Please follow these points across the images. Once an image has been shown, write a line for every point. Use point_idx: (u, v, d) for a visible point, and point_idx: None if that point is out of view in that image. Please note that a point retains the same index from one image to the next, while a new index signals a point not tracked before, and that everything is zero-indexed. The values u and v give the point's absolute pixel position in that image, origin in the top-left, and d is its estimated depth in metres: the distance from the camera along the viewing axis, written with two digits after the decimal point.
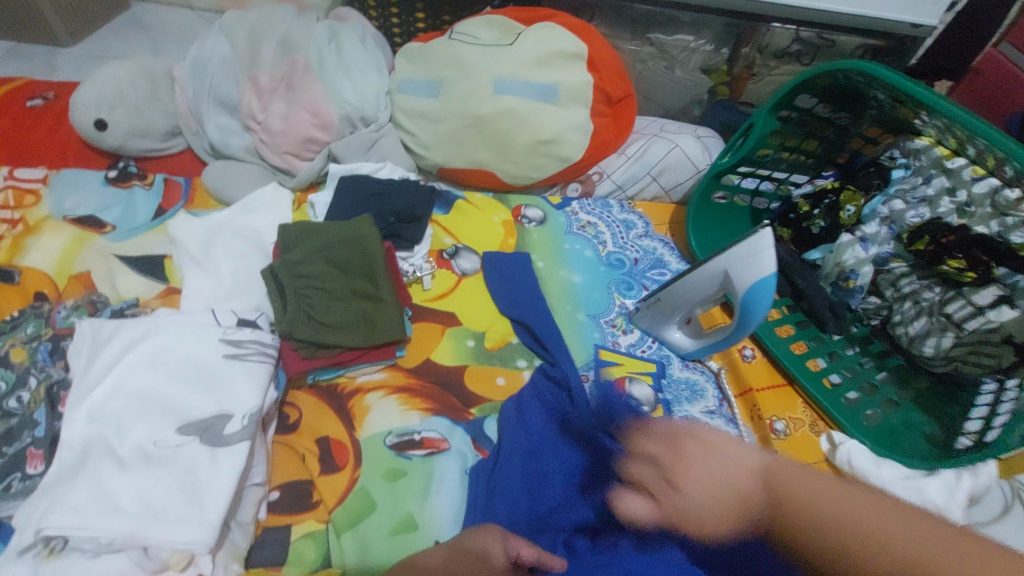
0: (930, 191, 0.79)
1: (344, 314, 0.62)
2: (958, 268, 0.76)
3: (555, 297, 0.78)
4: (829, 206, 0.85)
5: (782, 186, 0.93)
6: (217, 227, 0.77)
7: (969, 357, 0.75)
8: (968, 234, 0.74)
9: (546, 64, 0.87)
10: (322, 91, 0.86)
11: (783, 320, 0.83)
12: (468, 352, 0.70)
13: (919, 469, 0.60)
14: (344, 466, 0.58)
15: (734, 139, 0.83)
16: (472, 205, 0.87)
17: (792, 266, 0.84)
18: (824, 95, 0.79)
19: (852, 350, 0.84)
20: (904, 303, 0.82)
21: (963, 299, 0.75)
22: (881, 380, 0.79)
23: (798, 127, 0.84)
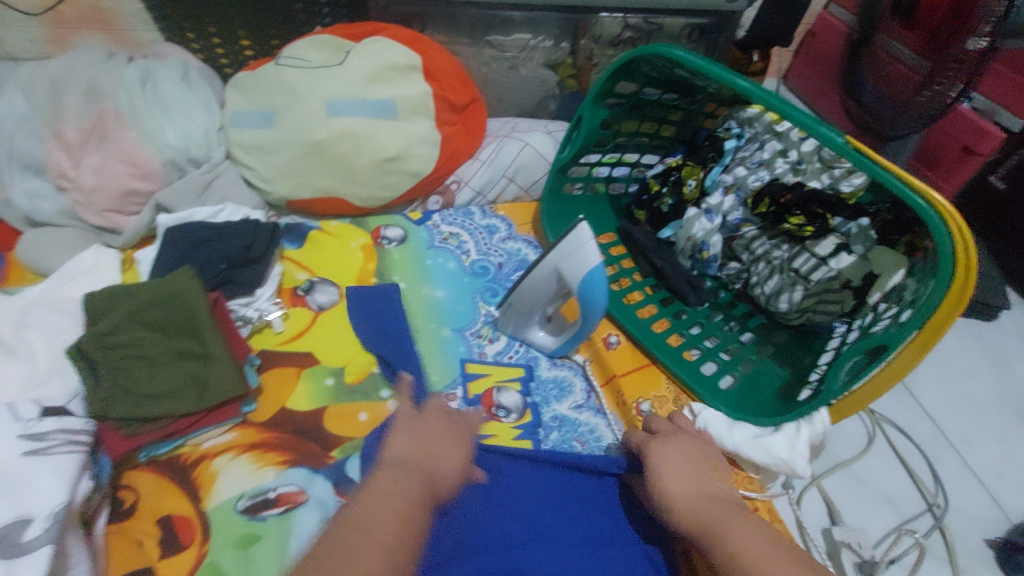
0: (766, 154, 0.85)
1: (169, 381, 0.58)
2: (798, 224, 0.81)
3: (418, 316, 0.76)
4: (674, 181, 0.89)
5: (637, 168, 0.96)
6: (29, 305, 0.69)
7: (818, 306, 0.79)
8: (802, 191, 0.80)
9: (379, 80, 0.85)
10: (139, 138, 0.79)
11: (645, 301, 0.85)
12: (326, 392, 0.67)
13: (767, 426, 0.63)
14: (189, 544, 0.54)
15: (568, 132, 0.84)
16: (327, 234, 0.84)
17: (649, 247, 0.87)
18: (650, 81, 0.81)
19: (718, 316, 0.87)
20: (759, 264, 0.85)
21: (808, 253, 0.81)
22: (745, 341, 0.83)
23: (634, 113, 0.85)
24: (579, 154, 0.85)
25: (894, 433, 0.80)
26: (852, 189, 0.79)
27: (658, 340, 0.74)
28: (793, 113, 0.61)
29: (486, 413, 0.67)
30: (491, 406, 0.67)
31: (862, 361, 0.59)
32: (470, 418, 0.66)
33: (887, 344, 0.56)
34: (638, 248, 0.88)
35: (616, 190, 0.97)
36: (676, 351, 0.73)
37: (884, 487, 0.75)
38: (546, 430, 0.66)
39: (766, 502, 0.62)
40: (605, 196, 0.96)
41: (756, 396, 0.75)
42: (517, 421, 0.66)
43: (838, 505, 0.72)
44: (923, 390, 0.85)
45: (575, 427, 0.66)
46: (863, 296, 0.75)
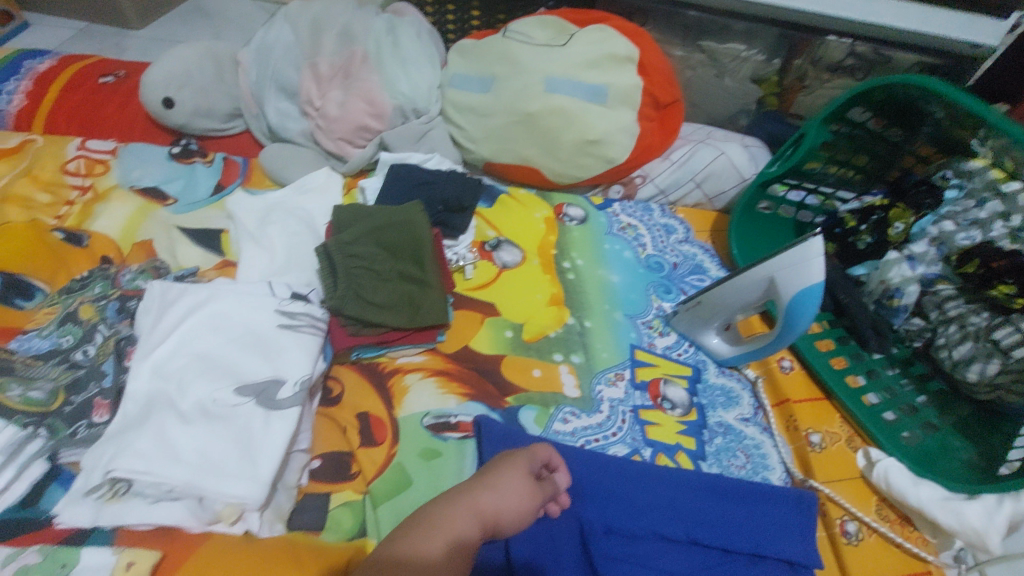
0: (982, 214, 0.76)
1: (391, 296, 0.65)
2: (1008, 294, 0.72)
3: (593, 295, 0.78)
4: (876, 221, 0.85)
5: (828, 201, 0.92)
6: (272, 205, 0.80)
7: (1016, 387, 0.71)
8: (1021, 260, 0.71)
9: (596, 66, 0.88)
10: (379, 81, 0.89)
11: (823, 334, 0.82)
12: (505, 342, 0.71)
13: (959, 492, 0.60)
14: (382, 441, 0.60)
15: (783, 148, 0.84)
16: (514, 199, 0.88)
17: (835, 281, 0.84)
18: (881, 109, 0.79)
19: (892, 370, 0.81)
20: (949, 326, 0.78)
21: (1013, 326, 0.71)
22: (920, 403, 0.77)
23: (851, 142, 0.84)
24: (785, 173, 0.84)
25: None
26: None
27: (836, 375, 0.71)
28: None
29: (651, 401, 0.68)
30: (656, 395, 0.68)
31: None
32: (636, 401, 0.68)
33: None
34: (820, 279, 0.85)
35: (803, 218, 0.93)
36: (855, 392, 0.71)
37: None
38: (710, 433, 0.66)
39: (940, 569, 0.58)
40: (790, 223, 0.92)
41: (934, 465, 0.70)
42: (681, 416, 0.67)
43: None
44: None
45: (739, 438, 0.66)
46: None
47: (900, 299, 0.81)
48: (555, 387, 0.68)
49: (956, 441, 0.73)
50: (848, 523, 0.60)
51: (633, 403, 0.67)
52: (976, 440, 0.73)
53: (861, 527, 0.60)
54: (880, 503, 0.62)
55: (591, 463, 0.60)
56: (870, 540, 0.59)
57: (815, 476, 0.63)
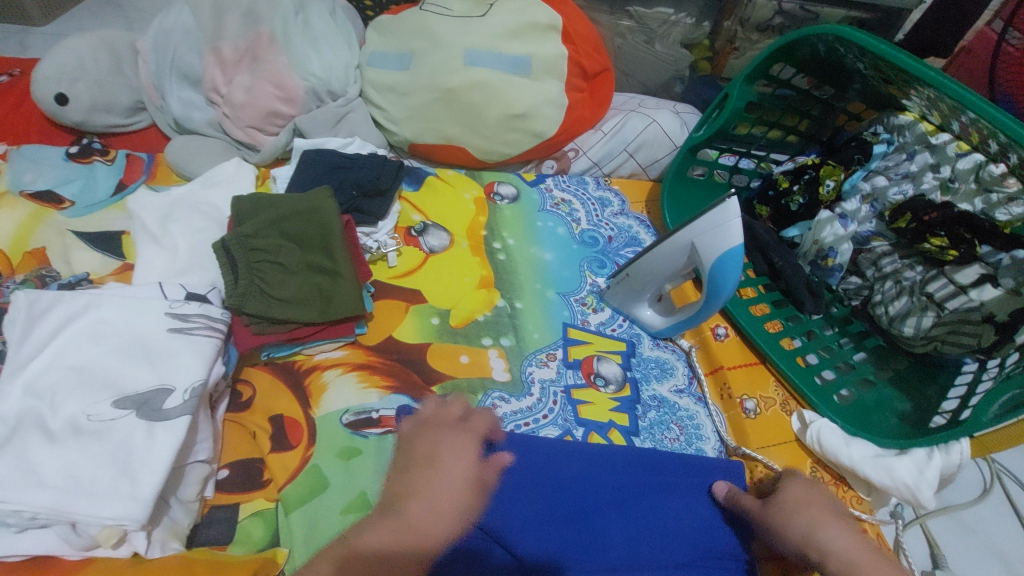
0: (913, 167, 0.77)
1: (298, 288, 0.61)
2: (940, 246, 0.73)
3: (524, 274, 0.76)
4: (808, 180, 0.82)
5: (762, 163, 0.90)
6: (176, 201, 0.74)
7: (949, 338, 0.71)
8: (951, 211, 0.72)
9: (518, 36, 0.84)
10: (287, 63, 0.83)
11: (759, 298, 0.81)
12: (432, 330, 0.68)
13: (891, 448, 0.59)
14: (297, 444, 0.56)
15: (709, 111, 0.81)
16: (442, 181, 0.85)
17: (770, 244, 0.82)
18: (805, 66, 0.77)
19: (830, 330, 0.81)
20: (885, 282, 0.78)
21: (945, 278, 0.73)
22: (858, 360, 0.77)
23: (778, 102, 0.82)
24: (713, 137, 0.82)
25: (1015, 488, 0.73)
26: (1010, 217, 0.70)
27: (769, 339, 0.70)
28: (982, 108, 0.56)
29: (583, 379, 0.65)
30: (589, 373, 0.66)
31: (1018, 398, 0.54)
32: (568, 381, 0.65)
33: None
34: (757, 245, 0.83)
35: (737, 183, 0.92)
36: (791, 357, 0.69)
37: (996, 540, 0.68)
38: (644, 408, 0.64)
39: (874, 526, 0.58)
40: (725, 187, 0.90)
41: (871, 421, 0.69)
42: (615, 393, 0.65)
43: (943, 548, 0.67)
44: None
45: (673, 411, 0.64)
46: (1009, 334, 0.66)
47: (835, 259, 0.80)
48: (484, 372, 0.65)
49: (893, 394, 0.73)
50: None
51: (565, 383, 0.65)
52: (911, 392, 0.73)
53: None
54: (814, 465, 0.62)
55: (519, 448, 0.57)
56: None
57: (750, 443, 0.62)
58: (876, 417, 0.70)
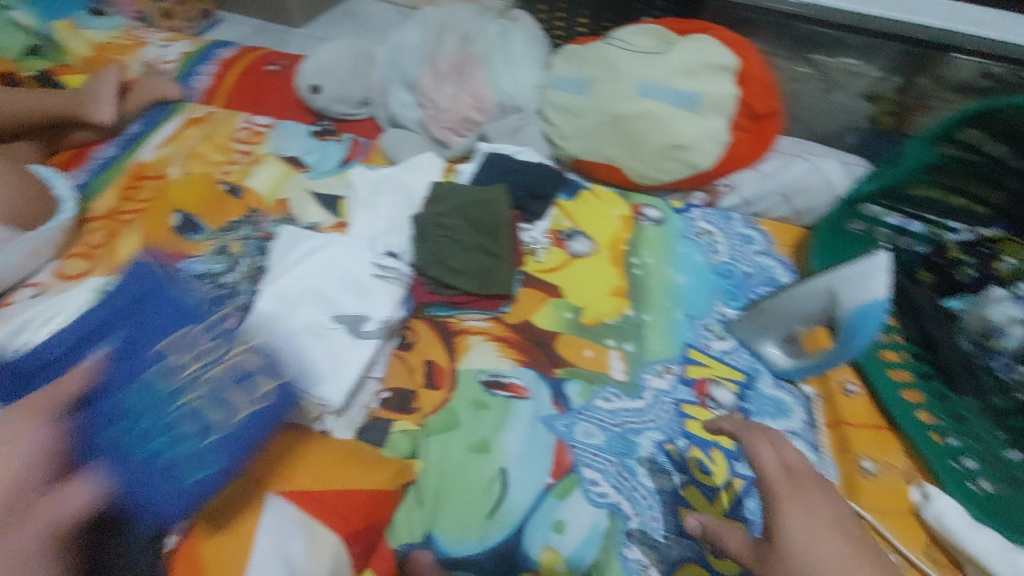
0: None
1: (467, 263, 0.74)
2: None
3: (657, 293, 0.81)
4: (985, 255, 0.78)
5: (936, 228, 0.82)
6: (383, 179, 0.93)
7: None
8: None
9: (691, 74, 0.91)
10: (485, 79, 1.00)
11: (901, 364, 0.76)
12: (564, 322, 0.77)
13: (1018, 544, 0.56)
14: (440, 386, 0.69)
15: (877, 167, 0.81)
16: (596, 196, 0.94)
17: (927, 313, 0.76)
18: (1005, 137, 0.72)
19: (988, 420, 0.70)
20: None
21: None
22: (1015, 458, 0.66)
23: (961, 167, 0.77)
24: (879, 193, 0.82)
25: None
26: None
27: (903, 406, 0.68)
28: None
29: (696, 397, 0.70)
30: (702, 393, 0.70)
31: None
32: (680, 395, 0.70)
33: None
34: (912, 310, 0.78)
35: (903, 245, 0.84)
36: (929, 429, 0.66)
37: None
38: None
39: None
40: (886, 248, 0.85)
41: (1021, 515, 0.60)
42: (723, 416, 0.68)
43: None
44: None
45: None
46: None
47: (999, 337, 0.73)
48: (602, 367, 0.72)
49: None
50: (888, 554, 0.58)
51: (676, 396, 0.70)
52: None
53: (901, 561, 0.58)
54: (928, 543, 0.60)
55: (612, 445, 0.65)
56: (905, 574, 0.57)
57: (857, 500, 0.62)
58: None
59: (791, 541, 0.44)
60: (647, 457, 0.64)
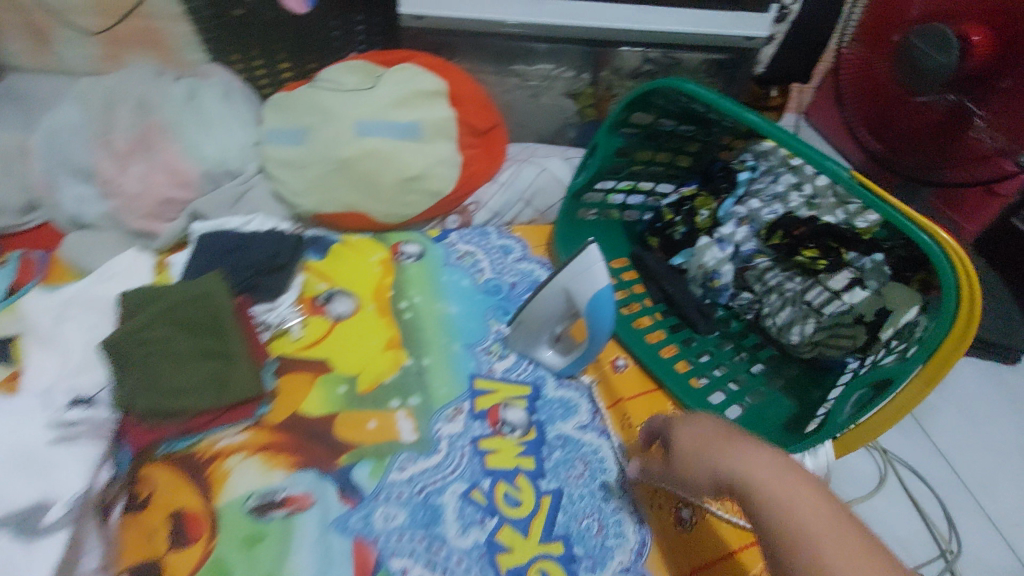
0: (780, 187, 0.85)
1: (193, 378, 0.61)
2: (812, 257, 0.79)
3: (430, 330, 0.78)
4: (687, 211, 0.90)
5: (650, 197, 0.95)
6: (70, 299, 0.73)
7: (830, 340, 0.75)
8: (815, 224, 0.79)
9: (406, 103, 0.88)
10: (180, 149, 0.85)
11: (655, 326, 0.86)
12: (339, 399, 0.69)
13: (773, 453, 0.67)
14: (198, 538, 0.57)
15: (583, 158, 0.85)
16: (348, 247, 0.87)
17: (660, 274, 0.88)
18: (666, 112, 0.79)
19: (728, 346, 0.85)
20: (771, 295, 0.82)
21: (822, 286, 0.78)
22: (754, 372, 0.82)
23: (647, 142, 0.84)
24: (593, 180, 0.86)
25: (907, 475, 0.79)
26: (868, 224, 0.76)
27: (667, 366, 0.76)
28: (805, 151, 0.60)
29: (490, 428, 0.68)
30: (496, 421, 0.68)
31: (863, 397, 0.62)
32: (475, 432, 0.67)
33: (891, 379, 0.57)
34: (651, 276, 0.89)
35: (630, 217, 0.96)
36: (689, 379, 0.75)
37: (890, 530, 0.75)
38: (550, 449, 0.67)
39: None
40: (618, 223, 0.96)
41: (759, 429, 0.74)
42: (520, 437, 0.67)
43: None
44: (939, 430, 0.84)
45: (578, 447, 0.67)
46: (877, 332, 0.70)
47: (720, 279, 0.84)
48: (391, 435, 0.66)
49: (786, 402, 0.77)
50: (682, 510, 0.63)
51: (471, 435, 0.67)
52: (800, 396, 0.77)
53: (694, 511, 0.63)
54: None
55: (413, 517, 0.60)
56: (700, 523, 0.62)
57: None
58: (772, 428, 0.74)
59: (690, 450, 0.48)
60: (453, 515, 0.60)
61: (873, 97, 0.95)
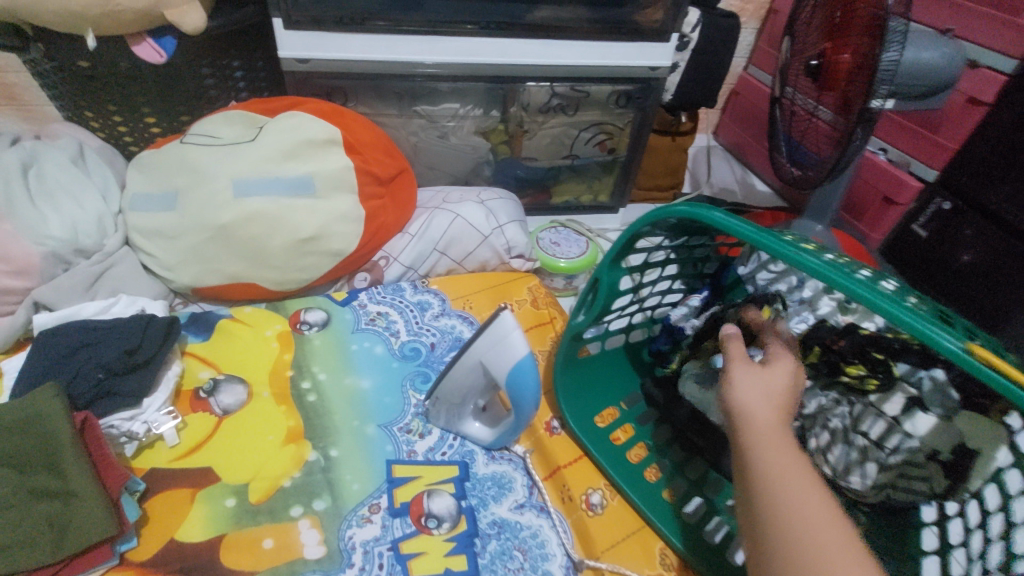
0: (807, 293, 0.76)
1: (20, 529, 0.48)
2: (859, 375, 0.68)
3: (338, 412, 0.68)
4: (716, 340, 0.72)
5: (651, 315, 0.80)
6: None
7: (901, 484, 0.64)
8: (857, 337, 0.69)
9: (294, 156, 0.79)
10: (11, 228, 0.69)
11: (647, 460, 0.69)
12: (225, 516, 0.57)
13: None
14: None
15: (582, 295, 0.67)
16: (239, 322, 0.76)
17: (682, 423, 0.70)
18: (672, 231, 0.65)
19: None
20: (817, 427, 0.70)
21: (875, 412, 0.67)
22: None
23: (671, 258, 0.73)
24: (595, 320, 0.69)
25: None
26: None
27: (689, 536, 0.61)
28: (878, 301, 0.46)
29: (413, 526, 0.58)
30: (419, 516, 0.59)
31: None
32: (395, 534, 0.58)
33: None
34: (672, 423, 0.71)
35: (636, 338, 0.81)
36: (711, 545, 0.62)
37: None
38: (483, 540, 0.58)
39: None
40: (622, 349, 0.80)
41: None
42: (449, 532, 0.58)
43: None
44: None
45: (515, 533, 0.59)
46: (958, 475, 0.60)
47: None
48: (293, 554, 0.55)
49: None
50: None
51: (391, 538, 0.57)
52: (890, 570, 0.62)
53: None
54: (662, 550, 0.61)
55: None
56: None
57: (593, 550, 0.59)
58: None
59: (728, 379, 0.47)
60: None
61: (794, 119, 1.01)
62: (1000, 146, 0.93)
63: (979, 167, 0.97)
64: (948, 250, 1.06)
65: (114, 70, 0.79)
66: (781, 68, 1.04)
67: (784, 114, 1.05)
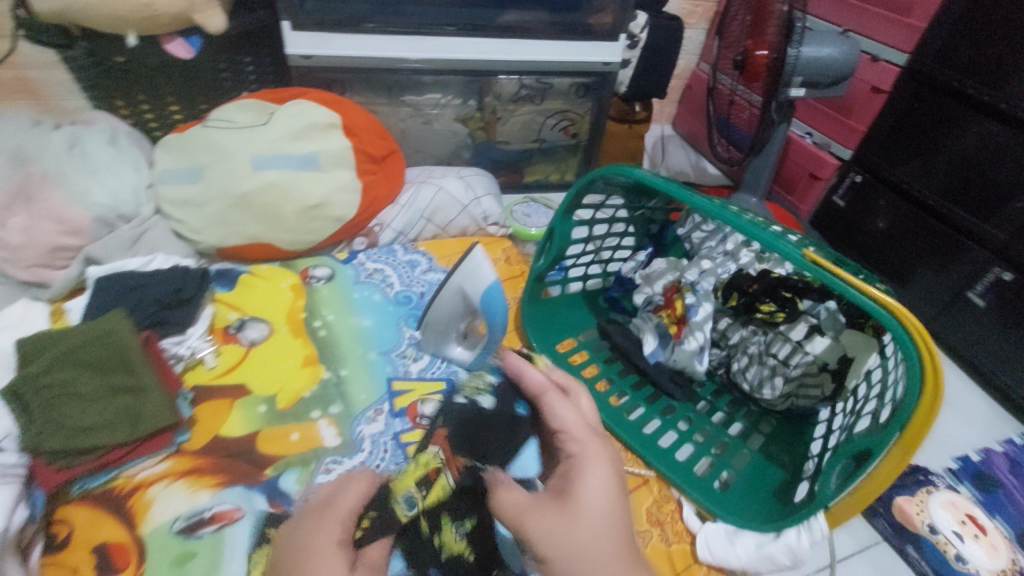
0: (730, 246, 0.90)
1: (103, 413, 0.62)
2: (771, 310, 0.82)
3: (345, 344, 0.83)
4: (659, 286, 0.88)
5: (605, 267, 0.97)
6: None
7: (801, 391, 0.80)
8: (768, 279, 0.83)
9: (302, 136, 0.93)
10: (66, 197, 0.83)
11: (600, 374, 0.87)
12: (259, 418, 0.72)
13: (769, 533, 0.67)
14: (124, 567, 0.58)
15: (541, 243, 0.84)
16: (257, 276, 0.90)
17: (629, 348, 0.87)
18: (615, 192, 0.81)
19: (703, 406, 0.85)
20: (738, 353, 0.85)
21: (783, 338, 0.81)
22: (732, 435, 0.81)
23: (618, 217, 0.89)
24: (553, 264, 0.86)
25: None
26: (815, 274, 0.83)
27: (630, 429, 0.79)
28: (749, 228, 0.61)
29: (410, 422, 0.74)
30: (415, 416, 0.74)
31: (848, 467, 0.61)
32: (396, 428, 0.73)
33: (869, 449, 0.58)
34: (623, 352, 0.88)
35: (593, 286, 0.98)
36: (652, 437, 0.79)
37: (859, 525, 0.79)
38: None
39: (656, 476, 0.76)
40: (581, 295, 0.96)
41: (755, 501, 0.72)
42: (439, 427, 0.74)
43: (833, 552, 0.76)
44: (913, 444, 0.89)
45: None
46: (842, 380, 0.76)
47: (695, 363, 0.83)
48: (315, 443, 0.70)
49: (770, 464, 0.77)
50: None
51: (393, 431, 0.72)
52: (792, 459, 0.77)
53: None
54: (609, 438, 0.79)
55: None
56: None
57: None
58: (757, 495, 0.73)
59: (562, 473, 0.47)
60: None
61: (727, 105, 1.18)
62: (902, 125, 1.08)
63: (887, 142, 1.11)
64: (865, 217, 1.19)
65: (147, 65, 0.93)
66: (715, 62, 1.22)
67: (720, 100, 1.22)
